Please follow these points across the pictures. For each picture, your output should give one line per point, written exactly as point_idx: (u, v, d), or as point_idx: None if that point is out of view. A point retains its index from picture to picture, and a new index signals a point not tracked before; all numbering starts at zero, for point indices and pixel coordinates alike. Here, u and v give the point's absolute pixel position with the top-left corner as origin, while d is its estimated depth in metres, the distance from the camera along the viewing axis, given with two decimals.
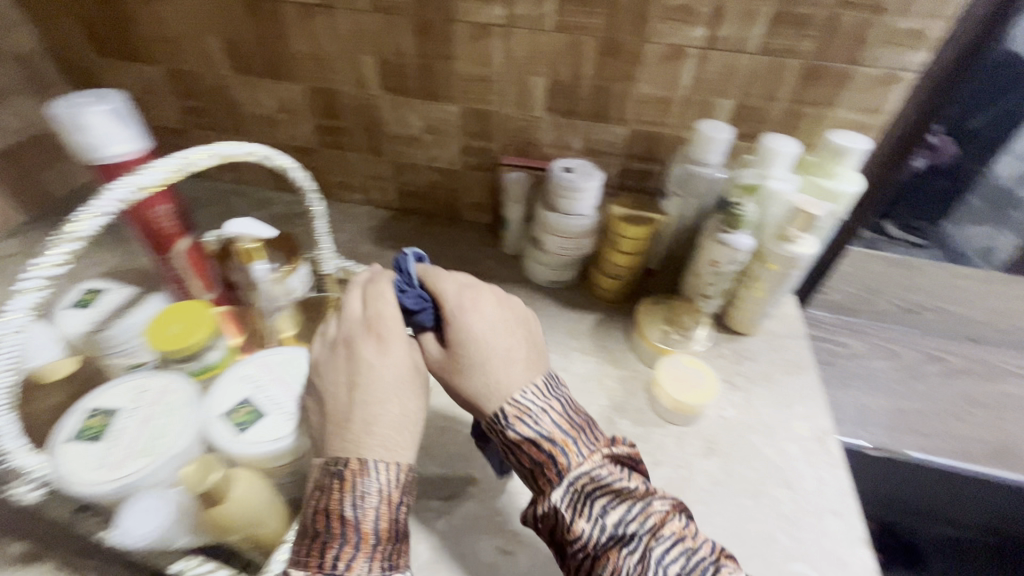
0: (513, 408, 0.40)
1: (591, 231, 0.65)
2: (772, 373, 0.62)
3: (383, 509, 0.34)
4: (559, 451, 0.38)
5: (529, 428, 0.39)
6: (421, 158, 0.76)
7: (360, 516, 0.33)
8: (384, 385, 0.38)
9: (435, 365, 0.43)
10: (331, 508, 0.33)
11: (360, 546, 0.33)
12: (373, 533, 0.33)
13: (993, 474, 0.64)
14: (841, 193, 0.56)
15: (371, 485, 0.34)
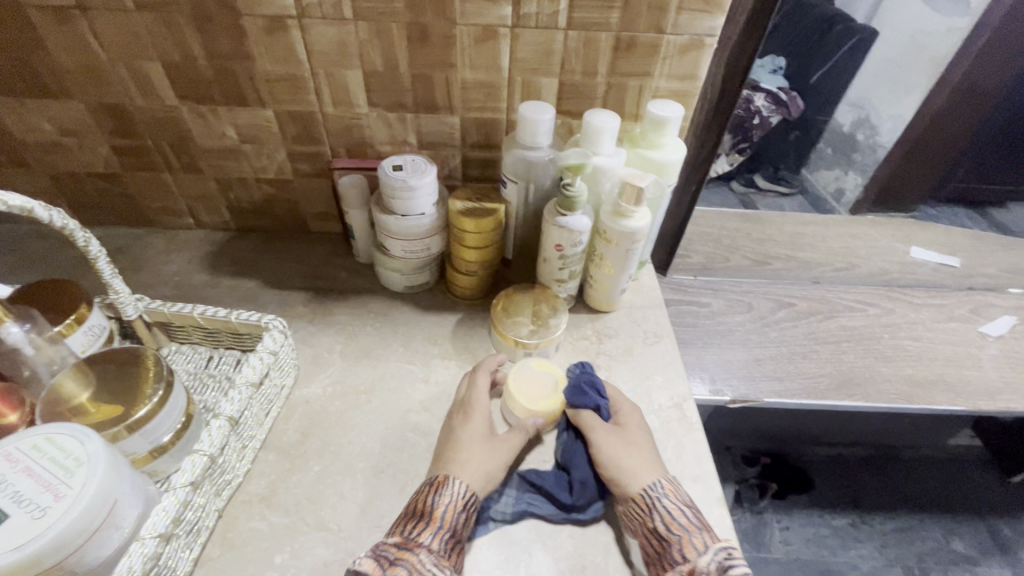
0: (661, 487, 0.46)
1: (435, 229, 0.61)
2: (633, 347, 0.63)
3: (451, 506, 0.43)
4: (695, 528, 0.43)
5: (678, 499, 0.45)
6: (245, 172, 0.69)
7: (435, 504, 0.43)
8: (458, 442, 0.49)
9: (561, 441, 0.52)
10: (425, 501, 0.44)
11: (434, 525, 0.42)
12: (448, 523, 0.43)
13: (837, 404, 0.70)
14: (666, 163, 0.57)
15: (455, 492, 0.44)
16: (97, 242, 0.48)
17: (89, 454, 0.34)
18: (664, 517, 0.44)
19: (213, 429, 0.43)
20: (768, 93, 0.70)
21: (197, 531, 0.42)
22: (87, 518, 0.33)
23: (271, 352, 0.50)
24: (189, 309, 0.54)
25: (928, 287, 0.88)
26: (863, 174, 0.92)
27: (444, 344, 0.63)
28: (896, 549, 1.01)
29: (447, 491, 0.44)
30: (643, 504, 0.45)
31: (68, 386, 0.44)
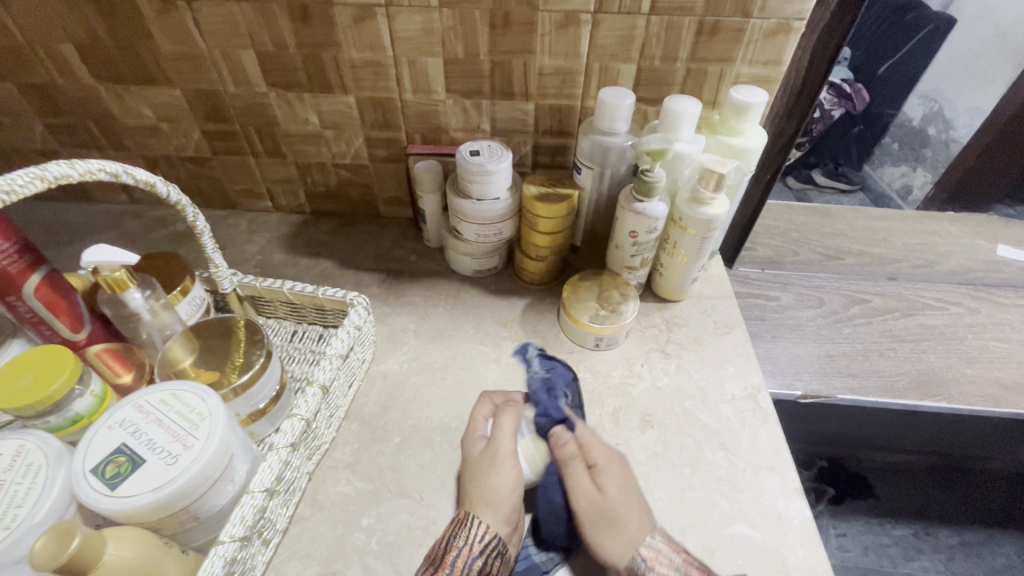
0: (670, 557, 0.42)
1: (508, 213, 0.62)
2: (703, 337, 0.62)
3: (463, 549, 0.41)
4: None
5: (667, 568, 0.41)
6: (323, 156, 0.72)
7: (449, 548, 0.41)
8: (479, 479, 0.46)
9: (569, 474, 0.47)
10: (443, 543, 0.42)
11: (444, 574, 0.40)
12: (461, 572, 0.40)
13: (915, 404, 0.67)
14: (748, 151, 0.56)
15: (474, 535, 0.42)
16: (203, 217, 0.51)
17: (210, 410, 0.37)
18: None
19: (308, 396, 0.46)
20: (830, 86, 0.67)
21: (293, 490, 0.45)
22: (212, 467, 0.36)
23: (356, 327, 0.53)
24: (279, 284, 0.57)
25: (1013, 287, 0.83)
26: (933, 169, 0.81)
27: (510, 325, 0.63)
28: (963, 563, 0.96)
29: (464, 534, 0.42)
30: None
31: (177, 351, 0.48)
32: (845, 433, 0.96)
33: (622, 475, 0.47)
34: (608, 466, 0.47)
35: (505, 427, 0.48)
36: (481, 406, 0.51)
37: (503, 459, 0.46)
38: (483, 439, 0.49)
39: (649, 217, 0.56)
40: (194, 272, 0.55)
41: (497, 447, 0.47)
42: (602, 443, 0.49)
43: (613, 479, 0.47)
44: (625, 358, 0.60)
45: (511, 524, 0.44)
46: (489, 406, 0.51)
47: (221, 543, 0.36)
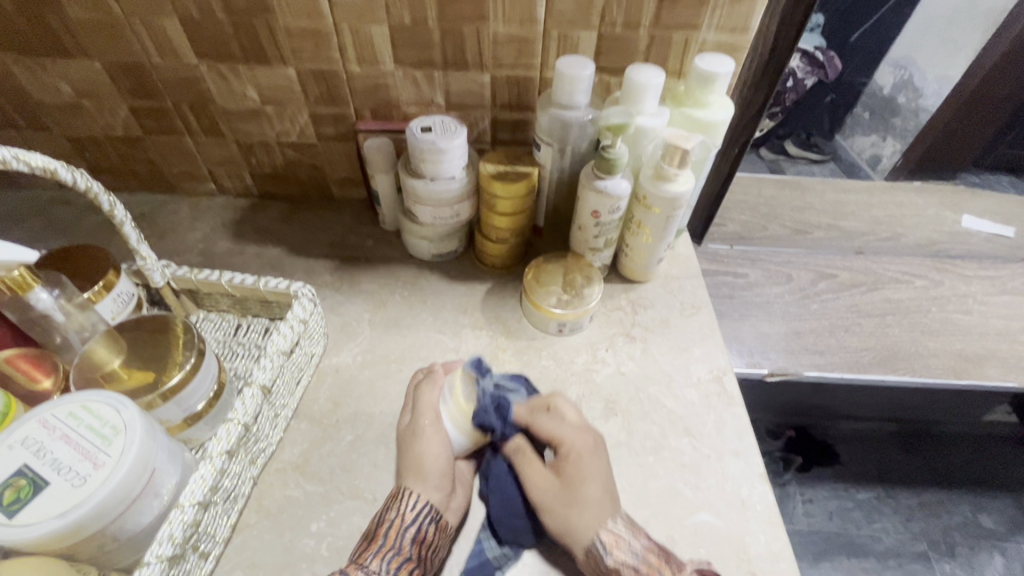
0: (608, 539, 0.41)
1: (464, 194, 0.58)
2: (670, 319, 0.60)
3: (392, 521, 0.41)
4: (655, 573, 0.39)
5: (626, 554, 0.40)
6: (266, 135, 0.66)
7: (382, 522, 0.41)
8: (411, 449, 0.45)
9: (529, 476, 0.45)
10: (378, 519, 0.42)
11: (377, 545, 0.40)
12: (394, 541, 0.40)
13: (879, 379, 0.67)
14: (713, 124, 0.53)
15: (407, 505, 0.42)
16: (121, 205, 0.47)
17: (125, 423, 0.34)
18: (616, 574, 0.40)
19: (246, 398, 0.42)
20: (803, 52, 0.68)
21: (233, 498, 0.42)
22: (127, 486, 0.33)
23: (301, 321, 0.49)
24: (217, 276, 0.53)
25: (980, 258, 0.82)
26: (902, 139, 0.84)
27: (470, 311, 0.61)
28: (921, 524, 0.97)
29: (398, 505, 0.42)
30: (592, 563, 0.41)
31: (100, 353, 0.44)
32: (811, 403, 0.97)
33: (592, 464, 0.44)
34: (580, 453, 0.44)
35: (423, 398, 0.48)
36: (416, 376, 0.52)
37: (422, 425, 0.46)
38: (409, 413, 0.49)
39: (611, 196, 0.53)
40: (121, 266, 0.51)
41: (418, 414, 0.47)
42: (575, 427, 0.46)
43: (580, 470, 0.44)
44: (589, 344, 0.58)
45: (444, 489, 0.44)
46: (423, 373, 0.52)
47: (146, 564, 0.33)
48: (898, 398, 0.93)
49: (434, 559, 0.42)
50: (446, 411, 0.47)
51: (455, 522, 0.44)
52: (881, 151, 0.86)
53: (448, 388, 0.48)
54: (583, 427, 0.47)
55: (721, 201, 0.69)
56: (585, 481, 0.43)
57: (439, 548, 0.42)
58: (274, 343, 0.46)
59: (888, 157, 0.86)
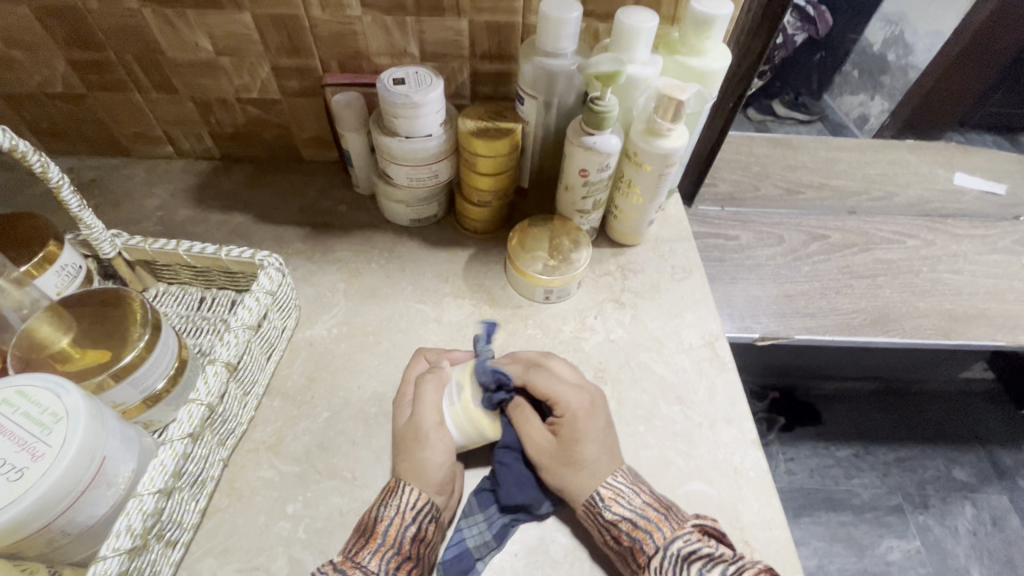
0: (608, 491, 0.40)
1: (443, 153, 0.54)
2: (660, 284, 0.58)
3: (389, 518, 0.38)
4: (652, 528, 0.37)
5: (625, 509, 0.39)
6: (224, 91, 0.60)
7: (379, 518, 0.39)
8: (408, 445, 0.42)
9: (534, 436, 0.43)
10: (373, 512, 0.39)
11: (375, 544, 0.37)
12: (394, 540, 0.38)
13: (869, 340, 0.67)
14: (709, 73, 0.49)
15: (405, 503, 0.39)
16: (55, 167, 0.42)
17: (67, 410, 0.31)
18: (614, 529, 0.39)
19: (209, 376, 0.39)
20: (796, 6, 0.59)
21: (201, 482, 0.40)
22: (73, 477, 0.30)
23: (268, 293, 0.45)
24: (173, 246, 0.48)
25: (971, 217, 0.81)
26: (891, 98, 0.77)
27: (450, 279, 0.57)
28: (899, 478, 0.97)
29: (395, 503, 0.39)
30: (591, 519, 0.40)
31: (44, 331, 0.40)
32: (797, 364, 0.96)
33: (590, 425, 0.42)
34: (576, 413, 0.42)
35: (427, 398, 0.43)
36: (414, 365, 0.47)
37: (425, 430, 0.42)
38: (408, 408, 0.44)
39: (600, 153, 0.49)
40: (65, 236, 0.47)
41: (419, 417, 0.43)
42: (572, 385, 0.44)
43: (586, 426, 0.42)
44: (577, 311, 0.55)
45: (445, 493, 0.41)
46: (423, 365, 0.47)
47: (102, 559, 0.31)
48: (876, 356, 0.94)
49: (430, 554, 0.40)
50: (452, 412, 0.43)
51: (448, 518, 0.42)
52: (866, 112, 0.78)
53: (455, 386, 0.44)
54: (581, 384, 0.45)
55: (713, 159, 0.65)
56: (592, 436, 0.42)
57: (436, 542, 0.41)
58: (239, 317, 0.43)
59: (873, 116, 0.79)
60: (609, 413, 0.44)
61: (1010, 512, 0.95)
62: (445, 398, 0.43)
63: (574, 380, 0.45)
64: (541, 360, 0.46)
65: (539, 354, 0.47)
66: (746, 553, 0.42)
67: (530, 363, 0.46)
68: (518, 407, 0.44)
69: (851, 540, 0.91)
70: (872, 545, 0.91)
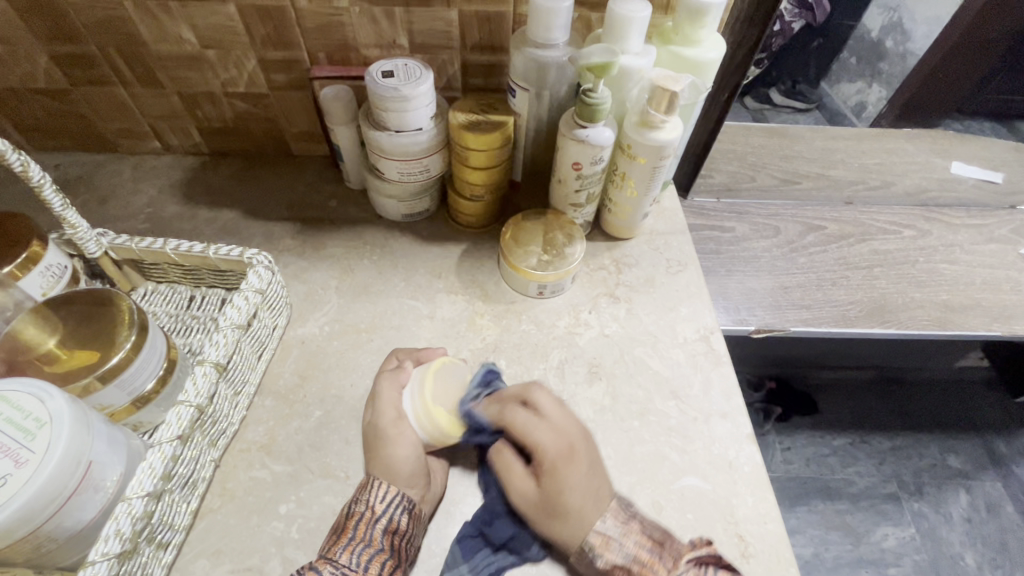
0: (597, 538, 0.38)
1: (433, 147, 0.53)
2: (655, 278, 0.57)
3: (358, 514, 0.39)
4: (648, 571, 0.36)
5: (617, 555, 0.38)
6: (210, 85, 0.59)
7: (351, 513, 0.39)
8: (376, 442, 0.43)
9: (518, 490, 0.40)
10: (345, 511, 0.40)
11: (347, 538, 0.37)
12: (365, 533, 0.38)
13: (865, 332, 0.66)
14: (704, 63, 0.49)
15: (375, 496, 0.40)
16: (36, 165, 0.41)
17: (51, 415, 0.30)
18: (610, 574, 0.38)
19: (197, 377, 0.38)
20: None
21: (192, 483, 0.40)
22: (57, 483, 0.30)
23: (257, 291, 0.45)
24: (160, 244, 0.48)
25: (965, 205, 0.81)
26: (887, 86, 0.75)
27: (443, 275, 0.57)
28: (895, 465, 0.97)
29: (366, 498, 0.40)
30: (586, 563, 0.39)
31: (29, 334, 0.39)
32: (794, 353, 0.96)
33: (571, 472, 0.39)
34: (553, 461, 0.40)
35: (383, 396, 0.44)
36: (384, 364, 0.47)
37: (385, 429, 0.43)
38: (369, 406, 0.45)
39: (593, 146, 0.49)
40: (49, 236, 0.46)
41: (378, 415, 0.44)
42: (550, 430, 0.41)
43: (569, 477, 0.39)
44: (571, 306, 0.55)
45: (418, 485, 0.41)
46: (393, 363, 0.47)
47: (91, 563, 0.30)
48: (870, 346, 0.95)
49: (410, 548, 0.40)
50: (413, 411, 0.44)
51: (428, 511, 0.42)
52: (867, 100, 0.77)
53: (416, 384, 0.45)
54: (562, 426, 0.42)
55: (709, 150, 0.65)
56: (582, 487, 0.39)
57: (416, 537, 0.40)
58: (228, 315, 0.42)
59: (873, 104, 0.77)
60: (593, 456, 0.41)
61: (1004, 499, 0.96)
62: (404, 398, 0.44)
63: (554, 420, 0.42)
64: (524, 396, 0.43)
65: (523, 389, 0.44)
66: (740, 548, 0.42)
67: (515, 399, 0.43)
68: (500, 455, 0.42)
69: (847, 527, 0.91)
70: (868, 533, 0.91)
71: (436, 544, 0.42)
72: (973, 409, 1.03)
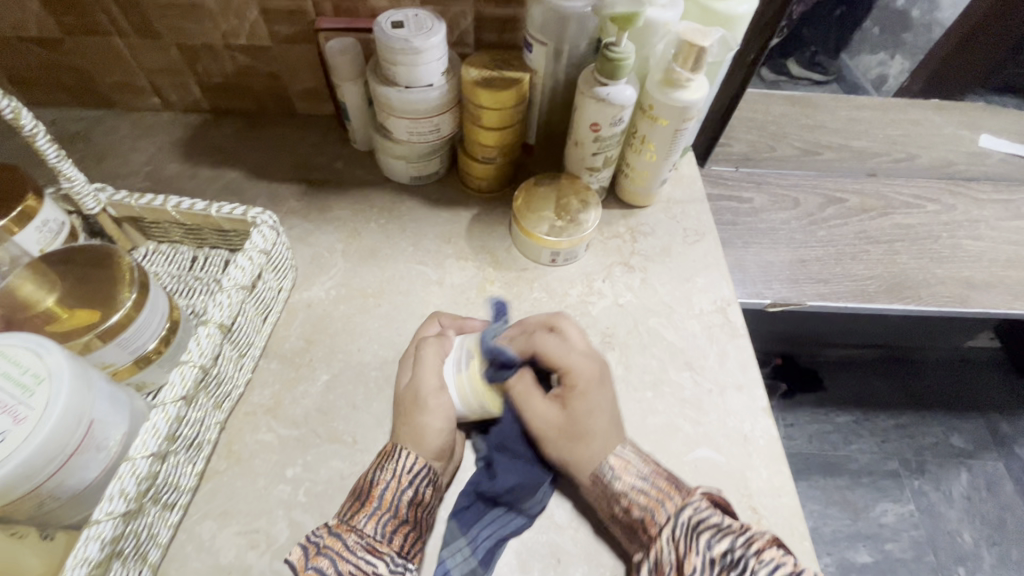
0: (617, 461, 0.39)
1: (445, 105, 0.51)
2: (672, 247, 0.55)
3: (384, 481, 0.37)
4: (663, 498, 0.37)
5: (633, 480, 0.38)
6: (209, 36, 0.56)
7: (376, 481, 0.37)
8: (406, 409, 0.41)
9: (546, 417, 0.41)
10: (369, 475, 0.38)
11: (372, 507, 0.36)
12: (390, 503, 0.37)
13: (881, 308, 0.65)
14: (735, 18, 0.46)
15: (401, 466, 0.38)
16: (27, 113, 0.39)
17: (49, 371, 0.29)
18: (624, 501, 0.38)
19: (201, 338, 0.37)
20: None
21: (198, 445, 0.39)
22: (57, 442, 0.29)
23: (262, 251, 0.43)
24: (162, 202, 0.46)
25: (994, 181, 0.77)
26: (912, 57, 0.71)
27: (451, 240, 0.55)
28: (899, 443, 0.97)
29: (392, 467, 0.38)
30: (600, 490, 0.39)
31: (27, 291, 0.38)
32: (801, 330, 0.95)
33: (600, 396, 0.41)
34: (585, 383, 0.41)
35: (426, 362, 0.42)
36: (427, 329, 0.46)
37: (425, 396, 0.40)
38: (410, 370, 0.43)
39: (614, 105, 0.46)
40: (45, 191, 0.44)
41: (418, 381, 0.41)
42: (582, 353, 0.42)
43: (599, 401, 0.41)
44: (585, 274, 0.53)
45: (444, 458, 0.40)
46: (435, 328, 0.46)
47: (95, 523, 0.30)
48: (879, 323, 0.93)
49: (429, 516, 0.39)
50: (456, 378, 0.41)
51: (446, 482, 0.41)
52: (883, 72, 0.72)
53: (463, 355, 0.42)
54: (591, 353, 0.43)
55: (730, 115, 0.62)
56: (608, 413, 0.41)
57: (433, 506, 0.40)
58: (233, 275, 0.41)
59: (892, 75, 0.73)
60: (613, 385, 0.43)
61: (1007, 478, 0.96)
62: (448, 368, 0.41)
63: (581, 347, 0.43)
64: (552, 323, 0.44)
65: (550, 318, 0.45)
66: (753, 520, 0.41)
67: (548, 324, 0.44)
68: (522, 380, 0.42)
69: (847, 502, 0.91)
70: (868, 508, 0.91)
71: (445, 510, 0.42)
72: (981, 391, 1.02)
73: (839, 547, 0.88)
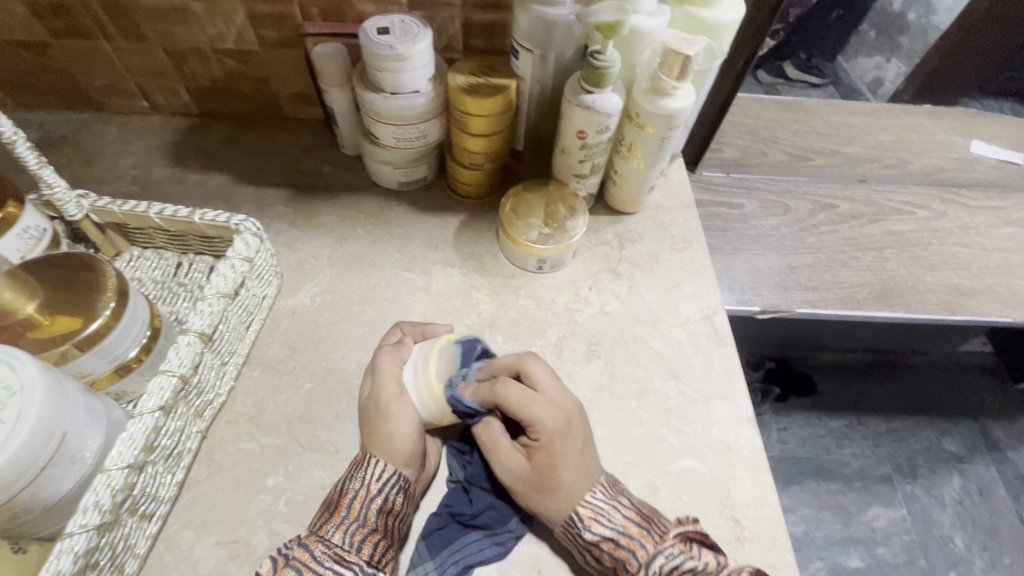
0: (586, 511, 0.38)
1: (432, 112, 0.51)
2: (659, 254, 0.55)
3: (353, 491, 0.37)
4: (635, 546, 0.36)
5: (604, 528, 0.38)
6: (197, 40, 0.56)
7: (346, 491, 0.38)
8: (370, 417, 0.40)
9: (511, 469, 0.40)
10: (340, 485, 0.38)
11: (340, 517, 0.36)
12: (359, 512, 0.36)
13: (871, 315, 0.65)
14: (721, 26, 0.46)
15: (371, 475, 0.38)
16: (6, 119, 0.38)
17: (21, 383, 0.29)
18: (596, 547, 0.38)
19: (181, 346, 0.37)
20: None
21: (177, 455, 0.39)
22: (29, 454, 0.29)
23: (244, 259, 0.43)
24: (144, 208, 0.46)
25: (986, 187, 0.77)
26: (905, 60, 0.71)
27: (438, 246, 0.55)
28: (891, 448, 0.97)
29: (361, 475, 0.38)
30: (570, 538, 0.39)
31: (6, 297, 0.38)
32: (792, 333, 0.95)
33: (568, 445, 0.39)
34: (550, 436, 0.39)
35: (384, 369, 0.42)
36: (388, 337, 0.45)
37: (386, 403, 0.40)
38: (370, 379, 0.43)
39: (600, 113, 0.46)
40: (27, 196, 0.44)
41: (379, 391, 0.41)
42: (549, 402, 0.40)
43: (565, 456, 0.39)
44: (572, 282, 0.53)
45: (415, 464, 0.40)
46: (396, 337, 0.45)
47: (68, 535, 0.29)
48: (871, 327, 0.93)
49: (403, 525, 0.39)
50: (414, 386, 0.41)
51: (420, 491, 0.41)
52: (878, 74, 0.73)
53: (421, 360, 0.42)
54: (559, 399, 0.41)
55: (722, 121, 0.62)
56: (579, 467, 0.39)
57: (407, 514, 0.39)
58: (217, 283, 0.40)
59: (887, 75, 0.74)
60: (587, 430, 0.41)
61: (998, 482, 0.96)
62: (407, 372, 0.41)
63: (551, 393, 0.41)
64: (518, 367, 0.42)
65: (516, 359, 0.42)
66: (735, 531, 0.41)
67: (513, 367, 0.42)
68: (488, 429, 0.41)
69: (839, 507, 0.91)
70: (859, 513, 0.91)
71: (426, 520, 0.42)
72: (973, 396, 1.02)
73: (830, 552, 0.88)
